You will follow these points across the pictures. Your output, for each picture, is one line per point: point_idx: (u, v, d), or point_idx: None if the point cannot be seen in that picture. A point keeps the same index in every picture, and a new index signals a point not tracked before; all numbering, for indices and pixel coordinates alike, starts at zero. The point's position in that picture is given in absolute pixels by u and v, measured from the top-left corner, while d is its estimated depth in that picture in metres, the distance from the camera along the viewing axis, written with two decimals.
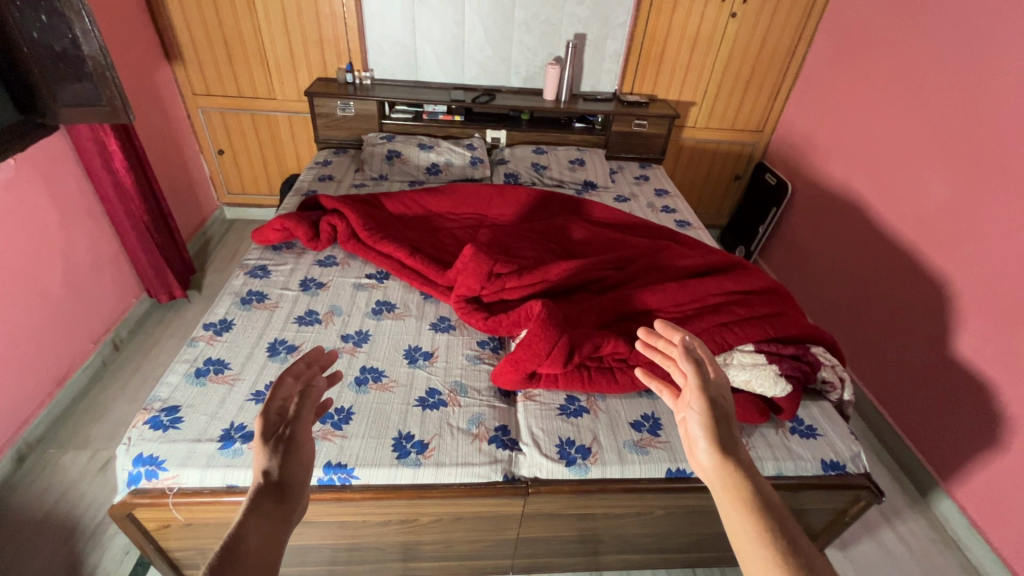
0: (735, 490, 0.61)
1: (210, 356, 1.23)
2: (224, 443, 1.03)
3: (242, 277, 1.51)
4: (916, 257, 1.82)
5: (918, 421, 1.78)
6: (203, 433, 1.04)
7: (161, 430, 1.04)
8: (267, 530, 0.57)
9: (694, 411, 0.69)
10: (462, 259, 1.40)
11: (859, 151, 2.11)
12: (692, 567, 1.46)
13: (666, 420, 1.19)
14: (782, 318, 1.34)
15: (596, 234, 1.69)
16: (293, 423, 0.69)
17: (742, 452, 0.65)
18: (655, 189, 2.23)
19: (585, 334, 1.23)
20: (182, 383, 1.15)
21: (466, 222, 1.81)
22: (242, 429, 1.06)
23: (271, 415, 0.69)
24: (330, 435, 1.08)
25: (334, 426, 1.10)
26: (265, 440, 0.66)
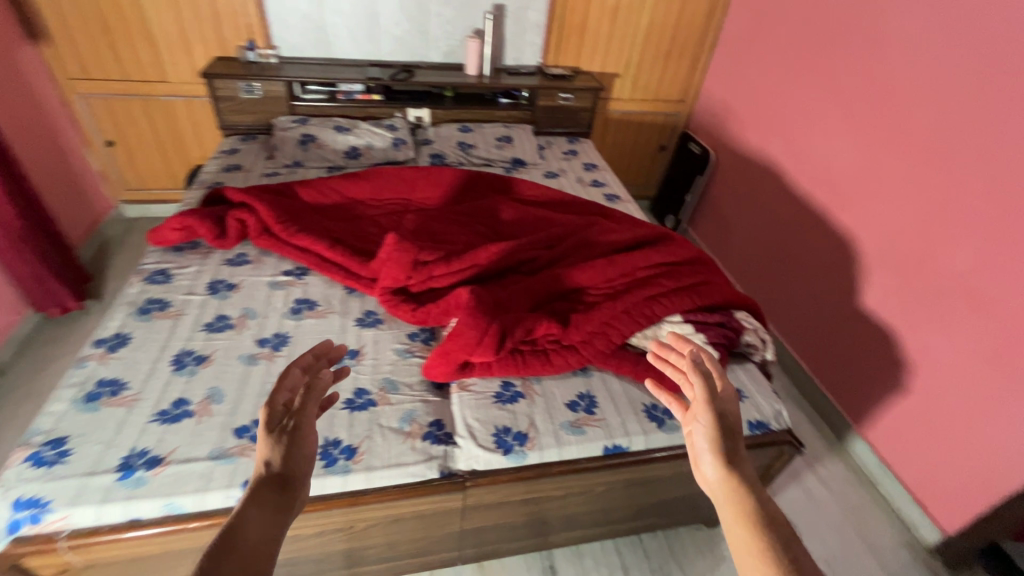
0: (736, 500, 0.67)
1: (103, 377, 1.10)
2: (124, 473, 0.92)
3: (138, 284, 1.36)
4: (826, 218, 1.93)
5: (833, 372, 1.92)
6: (96, 464, 0.93)
7: (45, 467, 0.92)
8: (263, 518, 0.60)
9: (701, 425, 0.75)
10: (384, 249, 1.32)
11: (773, 118, 2.19)
12: (638, 534, 1.50)
13: (602, 397, 1.20)
14: (706, 287, 1.37)
15: (525, 214, 1.66)
16: (297, 414, 0.72)
17: (743, 464, 0.71)
18: (584, 164, 2.22)
19: (517, 319, 1.20)
20: (70, 411, 1.03)
21: (390, 208, 1.72)
22: (145, 455, 0.95)
23: (277, 406, 0.72)
24: (248, 450, 0.99)
25: (253, 440, 1.01)
26: (269, 430, 0.70)
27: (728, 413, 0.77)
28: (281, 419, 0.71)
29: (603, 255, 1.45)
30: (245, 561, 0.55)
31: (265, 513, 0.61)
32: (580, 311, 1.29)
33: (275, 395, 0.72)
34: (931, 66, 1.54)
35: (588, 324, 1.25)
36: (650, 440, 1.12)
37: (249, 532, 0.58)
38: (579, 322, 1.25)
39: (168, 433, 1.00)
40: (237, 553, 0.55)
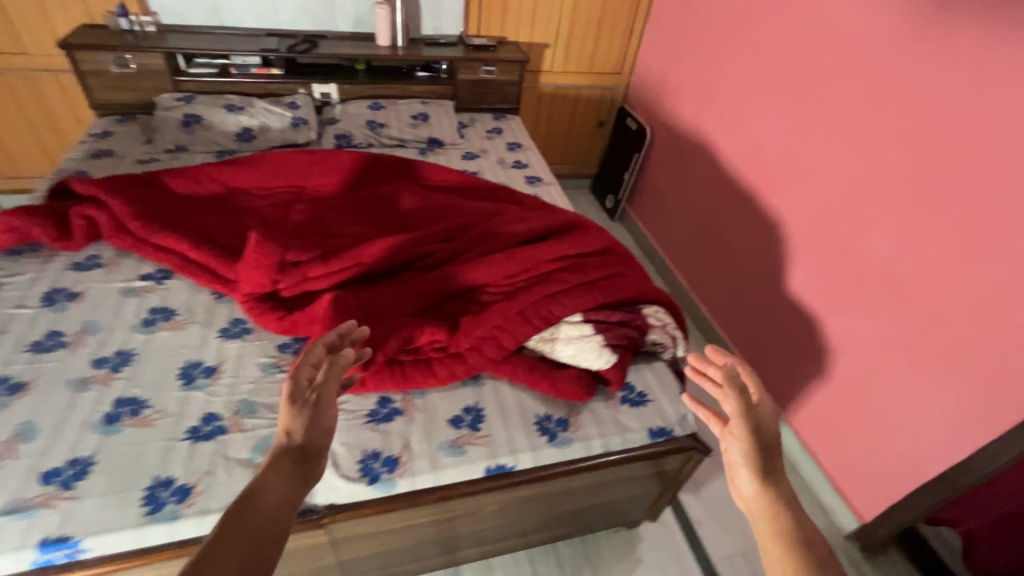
0: (773, 518, 0.72)
1: None
2: None
3: None
4: (755, 198, 1.84)
5: (762, 357, 1.86)
6: None
7: None
8: (277, 485, 0.68)
9: (737, 441, 0.80)
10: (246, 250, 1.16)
11: (705, 91, 2.07)
12: (552, 542, 1.42)
13: (491, 410, 1.08)
14: (616, 281, 1.25)
15: (427, 202, 1.51)
16: (317, 389, 0.78)
17: (778, 480, 0.77)
18: (507, 143, 2.07)
19: (392, 327, 1.07)
20: None
21: (278, 198, 1.54)
22: None
23: (300, 382, 0.78)
24: (52, 500, 0.85)
25: (62, 486, 0.87)
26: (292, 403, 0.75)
27: (764, 429, 0.82)
28: (304, 393, 0.77)
29: (505, 247, 1.32)
30: (260, 524, 0.63)
31: (279, 481, 0.68)
32: (472, 313, 1.17)
33: (297, 372, 0.77)
34: (856, 34, 1.44)
35: (478, 328, 1.13)
36: (539, 457, 1.02)
37: (266, 496, 0.66)
38: (467, 326, 1.13)
39: None
40: (254, 517, 0.63)
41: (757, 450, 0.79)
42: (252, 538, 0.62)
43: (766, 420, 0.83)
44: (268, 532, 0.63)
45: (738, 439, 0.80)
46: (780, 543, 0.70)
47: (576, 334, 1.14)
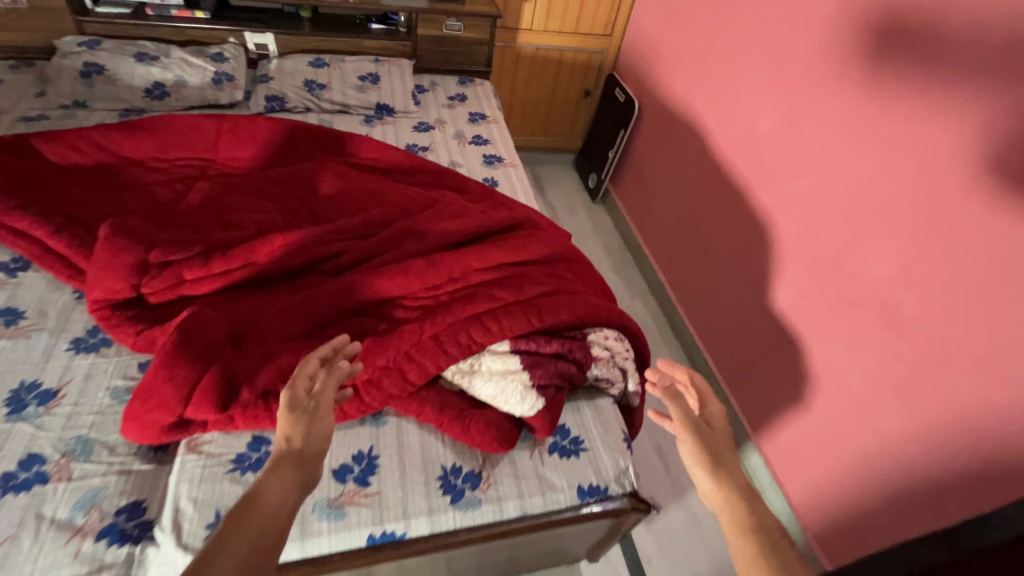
0: (729, 514, 0.66)
1: None
2: None
3: None
4: (744, 193, 1.61)
5: (737, 373, 1.67)
6: None
7: None
8: (276, 489, 0.64)
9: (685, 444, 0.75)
10: (98, 246, 0.94)
11: (699, 63, 1.80)
12: None
13: (387, 458, 0.89)
14: (561, 299, 1.04)
15: (352, 186, 1.27)
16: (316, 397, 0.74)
17: (736, 475, 0.71)
18: (469, 114, 1.81)
19: (265, 358, 0.87)
20: None
21: (179, 173, 1.31)
22: None
23: (297, 391, 0.74)
24: None
25: None
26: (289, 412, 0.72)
27: (715, 435, 0.77)
28: (303, 401, 0.73)
29: (432, 250, 1.10)
30: (257, 528, 0.60)
31: (279, 484, 0.64)
32: (377, 336, 0.96)
33: (294, 381, 0.74)
34: (875, 7, 1.19)
35: (380, 356, 0.93)
36: (437, 523, 0.84)
37: (264, 500, 0.62)
38: (367, 353, 0.93)
39: None
40: (251, 519, 0.60)
41: (710, 454, 0.73)
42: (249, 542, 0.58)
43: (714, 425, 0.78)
44: (269, 536, 0.60)
45: (685, 443, 0.74)
46: (750, 549, 0.61)
47: (501, 366, 0.94)
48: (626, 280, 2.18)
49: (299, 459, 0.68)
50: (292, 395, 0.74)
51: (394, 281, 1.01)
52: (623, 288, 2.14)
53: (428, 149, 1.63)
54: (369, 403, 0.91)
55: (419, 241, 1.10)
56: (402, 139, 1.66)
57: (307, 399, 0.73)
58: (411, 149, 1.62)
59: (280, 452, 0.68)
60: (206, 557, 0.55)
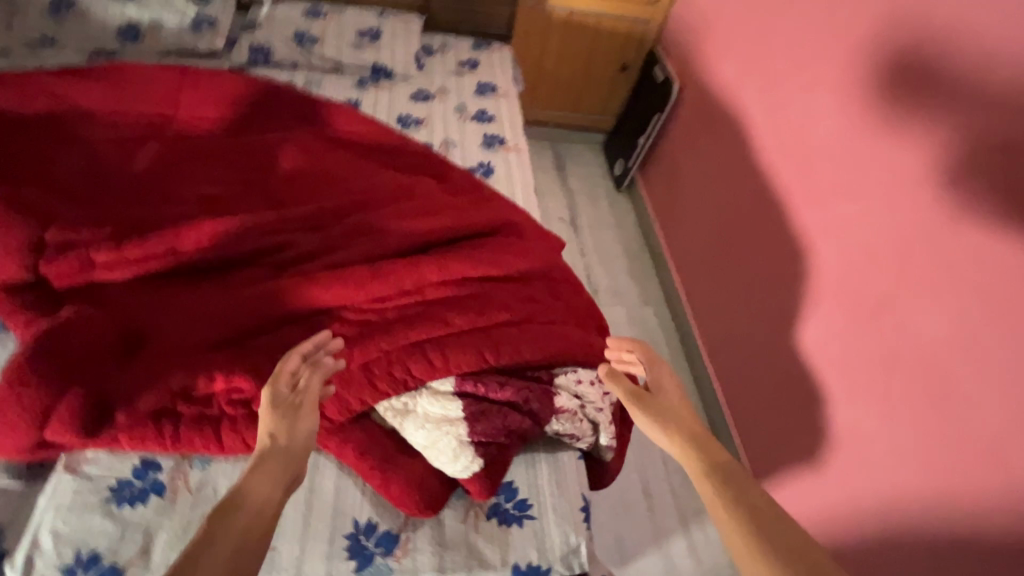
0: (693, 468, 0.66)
1: None
2: None
3: None
4: (783, 207, 1.36)
5: (746, 411, 1.47)
6: None
7: None
8: (268, 484, 0.59)
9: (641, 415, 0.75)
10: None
11: (753, 43, 1.51)
12: None
13: (291, 504, 0.76)
14: (528, 331, 0.86)
15: (315, 163, 1.11)
16: (303, 392, 0.69)
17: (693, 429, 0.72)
18: (477, 84, 1.59)
19: (143, 375, 0.74)
20: None
21: (131, 129, 1.16)
22: None
23: (280, 387, 0.69)
24: None
25: None
26: (272, 408, 0.66)
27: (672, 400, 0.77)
28: (288, 397, 0.68)
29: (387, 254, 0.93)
30: (246, 524, 0.55)
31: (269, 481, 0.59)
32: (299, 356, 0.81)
33: (280, 374, 0.69)
34: None
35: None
36: None
37: (250, 496, 0.57)
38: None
39: None
40: (239, 514, 0.55)
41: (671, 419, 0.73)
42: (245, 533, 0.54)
43: (666, 388, 0.79)
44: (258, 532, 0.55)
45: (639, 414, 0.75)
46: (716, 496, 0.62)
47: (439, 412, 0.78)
48: (640, 285, 1.96)
49: (287, 456, 0.63)
50: (275, 390, 0.68)
51: (330, 290, 0.85)
52: (636, 293, 1.93)
53: (423, 122, 1.44)
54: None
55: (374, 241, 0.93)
56: (396, 107, 1.46)
57: (293, 395, 0.68)
58: (404, 120, 1.43)
59: (263, 447, 0.62)
60: (190, 555, 0.51)
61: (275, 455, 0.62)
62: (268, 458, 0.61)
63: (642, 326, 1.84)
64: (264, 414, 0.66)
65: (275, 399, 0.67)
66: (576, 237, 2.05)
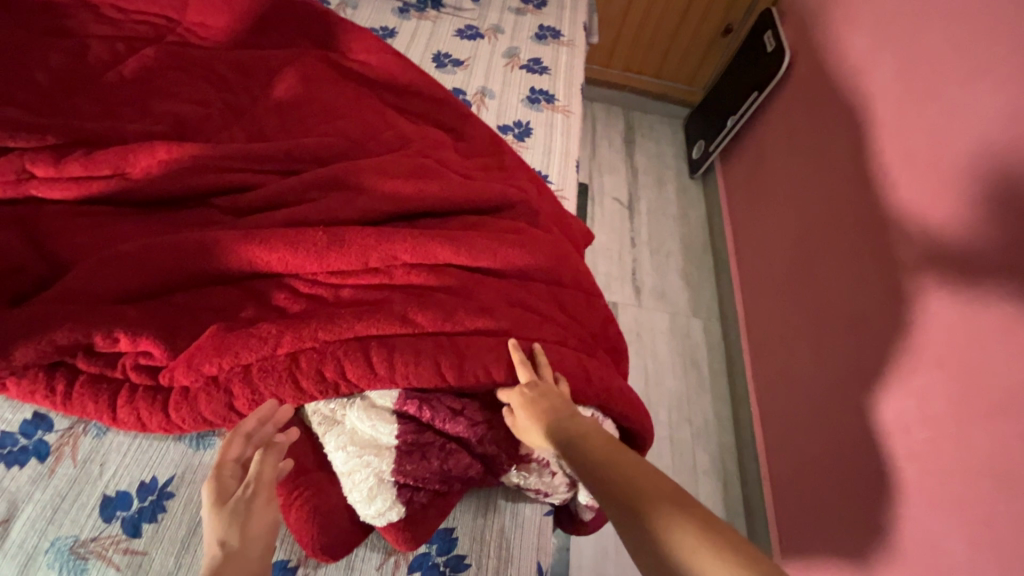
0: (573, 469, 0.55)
1: None
2: None
3: None
4: (894, 234, 1.04)
5: (787, 469, 1.22)
6: None
7: None
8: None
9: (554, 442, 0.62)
10: None
11: (902, 11, 1.15)
12: None
13: (183, 501, 0.64)
14: (505, 349, 0.67)
15: (314, 95, 0.95)
16: (255, 480, 0.54)
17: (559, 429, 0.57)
18: (538, 26, 1.34)
19: (31, 322, 0.62)
20: None
21: (132, 30, 1.04)
22: None
23: (225, 480, 0.54)
24: None
25: None
26: (218, 508, 0.51)
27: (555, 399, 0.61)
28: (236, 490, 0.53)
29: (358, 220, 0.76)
30: None
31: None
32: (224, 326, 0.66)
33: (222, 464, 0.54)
34: None
35: (207, 363, 0.63)
36: None
37: None
38: (196, 351, 0.63)
39: None
40: None
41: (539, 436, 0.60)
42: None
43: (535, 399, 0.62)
44: None
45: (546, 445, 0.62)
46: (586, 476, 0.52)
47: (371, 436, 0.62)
48: (693, 292, 1.68)
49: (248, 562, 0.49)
50: (219, 484, 0.53)
51: (271, 253, 0.69)
52: (685, 301, 1.66)
53: (462, 64, 1.22)
54: (176, 423, 0.64)
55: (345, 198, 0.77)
56: (435, 43, 1.25)
57: (243, 486, 0.53)
58: (441, 59, 1.22)
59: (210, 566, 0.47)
60: None
61: (232, 568, 0.47)
62: (224, 574, 0.47)
63: (684, 340, 1.58)
64: (207, 518, 0.51)
65: (220, 495, 0.53)
66: (630, 223, 1.78)
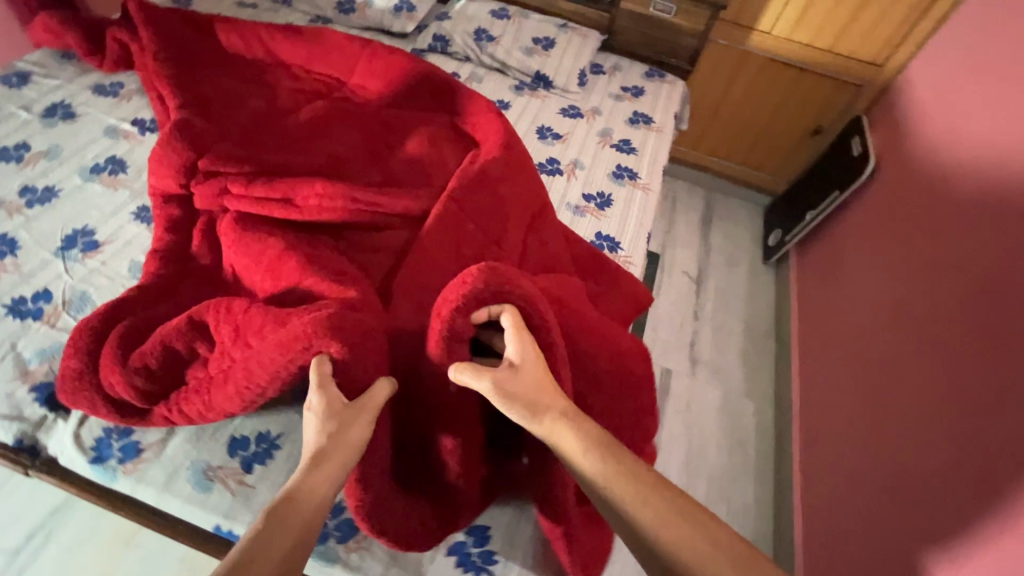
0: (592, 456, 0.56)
1: (113, 155, 1.14)
2: (64, 246, 0.98)
3: (60, 80, 1.25)
4: (960, 344, 1.06)
5: (824, 566, 1.19)
6: (43, 238, 0.98)
7: (66, 241, 0.99)
8: (313, 496, 0.53)
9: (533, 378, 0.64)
10: (166, 142, 1.00)
11: (992, 136, 1.20)
12: None
13: (286, 454, 0.79)
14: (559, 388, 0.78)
15: (438, 150, 1.15)
16: (341, 426, 0.59)
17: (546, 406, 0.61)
18: (633, 112, 1.52)
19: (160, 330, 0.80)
20: (74, 175, 1.09)
21: (310, 86, 1.33)
22: (88, 236, 1.00)
23: (335, 401, 0.61)
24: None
25: None
26: (324, 424, 0.59)
27: (527, 373, 0.64)
28: (340, 408, 0.61)
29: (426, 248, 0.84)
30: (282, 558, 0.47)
31: (305, 498, 0.52)
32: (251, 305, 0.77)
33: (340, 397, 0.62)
34: None
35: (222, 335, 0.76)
36: None
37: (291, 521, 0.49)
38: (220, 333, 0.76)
39: (124, 228, 1.03)
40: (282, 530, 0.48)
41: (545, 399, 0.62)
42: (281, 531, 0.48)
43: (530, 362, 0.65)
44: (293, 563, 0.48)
45: (542, 392, 0.62)
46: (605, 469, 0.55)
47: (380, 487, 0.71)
48: (750, 372, 1.70)
49: (328, 476, 0.55)
50: (329, 404, 0.61)
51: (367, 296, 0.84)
52: (742, 381, 1.67)
53: (561, 138, 1.40)
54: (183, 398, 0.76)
55: (437, 232, 0.91)
56: (541, 118, 1.45)
57: (346, 409, 0.61)
58: (544, 132, 1.41)
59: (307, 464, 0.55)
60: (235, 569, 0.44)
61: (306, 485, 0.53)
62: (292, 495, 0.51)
63: (735, 419, 1.59)
64: (316, 423, 0.59)
65: (328, 413, 0.60)
66: (695, 297, 1.85)
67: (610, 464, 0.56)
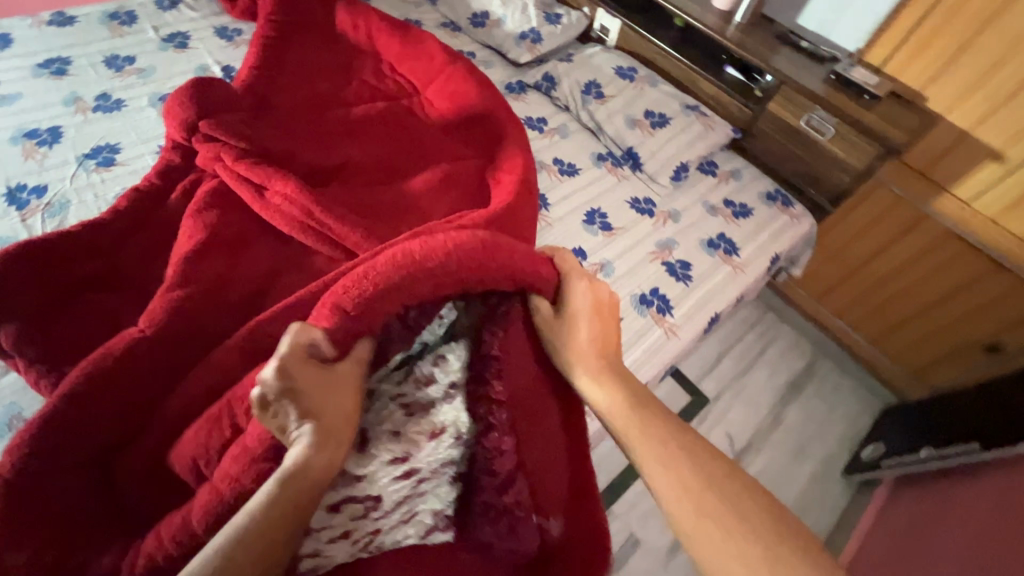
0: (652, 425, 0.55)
1: None
2: (89, 154, 1.06)
3: (196, 15, 1.38)
4: None
5: None
6: (80, 141, 1.08)
7: (93, 151, 1.07)
8: (321, 474, 0.45)
9: (584, 324, 0.62)
10: (189, 95, 1.01)
11: None
12: None
13: None
14: None
15: (443, 194, 1.03)
16: (314, 399, 0.45)
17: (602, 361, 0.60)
18: (717, 234, 1.22)
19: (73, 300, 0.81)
20: (145, 97, 1.19)
21: (386, 85, 1.29)
22: (111, 154, 1.07)
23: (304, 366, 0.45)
24: (30, 154, 1.04)
25: (38, 144, 1.05)
26: (297, 399, 0.44)
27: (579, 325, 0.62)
28: (309, 372, 0.46)
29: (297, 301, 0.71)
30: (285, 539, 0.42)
31: (311, 485, 0.44)
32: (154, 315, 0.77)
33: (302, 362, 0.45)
34: None
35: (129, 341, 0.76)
36: None
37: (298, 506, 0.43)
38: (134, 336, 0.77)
39: (142, 157, 1.08)
40: (294, 507, 0.42)
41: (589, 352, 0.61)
42: (283, 524, 0.41)
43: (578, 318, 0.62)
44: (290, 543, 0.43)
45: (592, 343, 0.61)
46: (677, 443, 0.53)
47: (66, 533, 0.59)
48: None
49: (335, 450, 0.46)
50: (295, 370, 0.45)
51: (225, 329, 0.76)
52: None
53: (609, 230, 1.17)
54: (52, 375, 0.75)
55: None
56: (601, 200, 1.23)
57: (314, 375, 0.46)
58: (594, 217, 1.19)
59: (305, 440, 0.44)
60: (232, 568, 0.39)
61: (317, 459, 0.44)
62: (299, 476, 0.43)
63: None
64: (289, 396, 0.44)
65: (297, 380, 0.44)
66: None
67: (680, 438, 0.54)
